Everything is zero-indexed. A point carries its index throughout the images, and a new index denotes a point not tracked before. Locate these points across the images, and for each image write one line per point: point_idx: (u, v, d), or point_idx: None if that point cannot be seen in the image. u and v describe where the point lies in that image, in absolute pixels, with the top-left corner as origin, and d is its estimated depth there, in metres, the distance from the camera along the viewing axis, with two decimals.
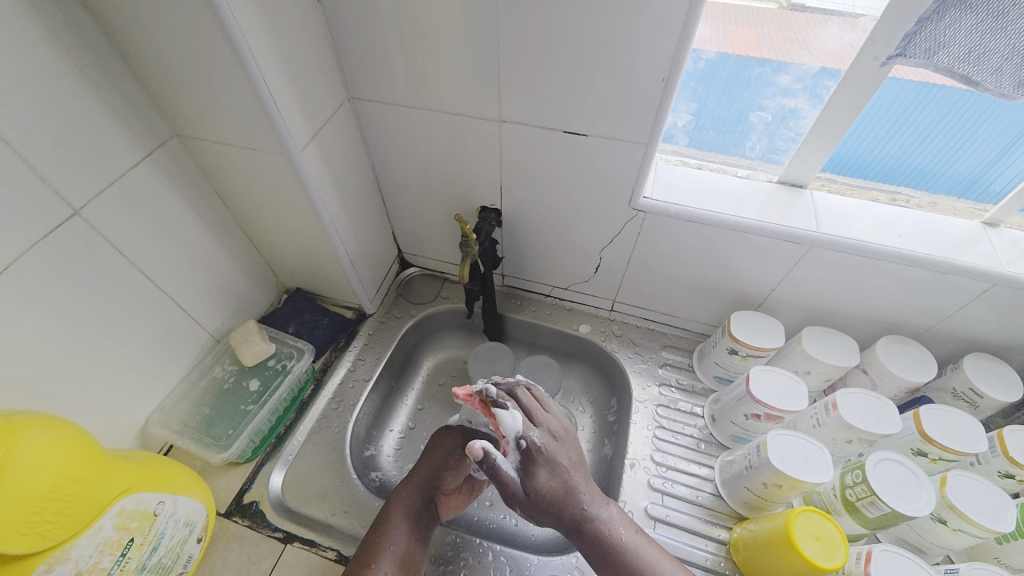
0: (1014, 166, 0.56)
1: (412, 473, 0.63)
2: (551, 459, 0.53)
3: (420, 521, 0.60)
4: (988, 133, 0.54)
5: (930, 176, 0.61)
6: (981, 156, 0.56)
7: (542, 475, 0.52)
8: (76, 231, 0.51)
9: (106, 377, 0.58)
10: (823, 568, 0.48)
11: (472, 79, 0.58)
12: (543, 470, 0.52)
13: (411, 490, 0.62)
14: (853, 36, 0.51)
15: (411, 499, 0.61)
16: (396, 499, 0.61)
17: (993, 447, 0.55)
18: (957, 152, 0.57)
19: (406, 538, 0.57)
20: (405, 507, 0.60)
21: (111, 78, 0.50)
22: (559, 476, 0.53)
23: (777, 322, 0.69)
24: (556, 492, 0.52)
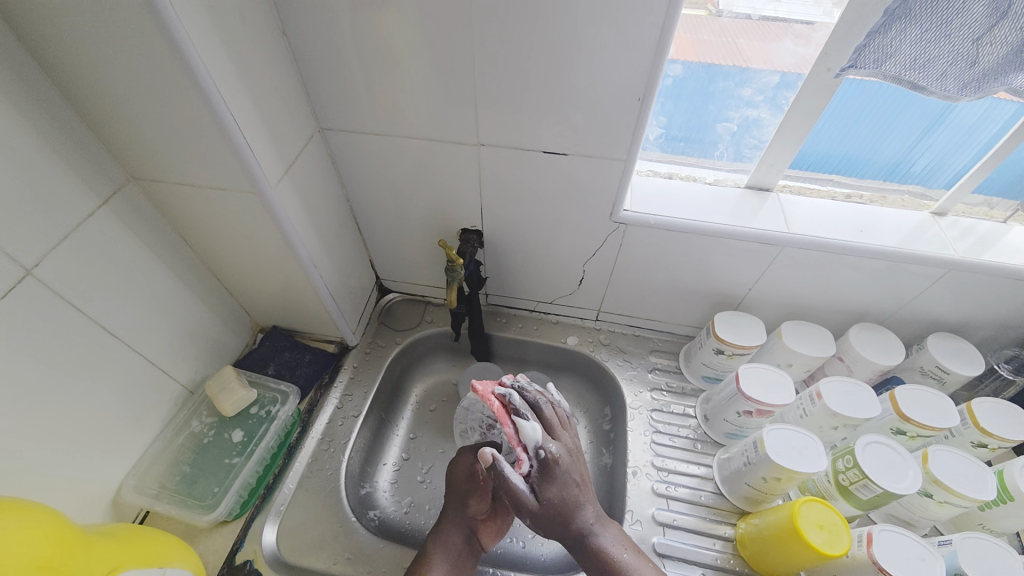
0: (933, 147, 0.61)
1: (447, 511, 0.63)
2: (564, 472, 0.56)
3: (459, 555, 0.59)
4: (910, 118, 0.59)
5: (858, 163, 0.66)
6: (904, 141, 0.62)
7: (551, 487, 0.55)
8: (30, 291, 0.46)
9: (71, 445, 0.53)
10: (829, 556, 0.50)
11: (448, 104, 0.57)
12: (552, 485, 0.55)
13: (448, 528, 0.61)
14: (808, 50, 0.54)
15: (448, 537, 0.60)
16: (433, 542, 0.60)
17: (964, 419, 0.61)
18: (883, 138, 0.61)
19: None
20: (443, 548, 0.59)
21: (61, 125, 0.47)
22: (568, 490, 0.56)
23: (756, 320, 0.72)
24: (565, 503, 0.55)
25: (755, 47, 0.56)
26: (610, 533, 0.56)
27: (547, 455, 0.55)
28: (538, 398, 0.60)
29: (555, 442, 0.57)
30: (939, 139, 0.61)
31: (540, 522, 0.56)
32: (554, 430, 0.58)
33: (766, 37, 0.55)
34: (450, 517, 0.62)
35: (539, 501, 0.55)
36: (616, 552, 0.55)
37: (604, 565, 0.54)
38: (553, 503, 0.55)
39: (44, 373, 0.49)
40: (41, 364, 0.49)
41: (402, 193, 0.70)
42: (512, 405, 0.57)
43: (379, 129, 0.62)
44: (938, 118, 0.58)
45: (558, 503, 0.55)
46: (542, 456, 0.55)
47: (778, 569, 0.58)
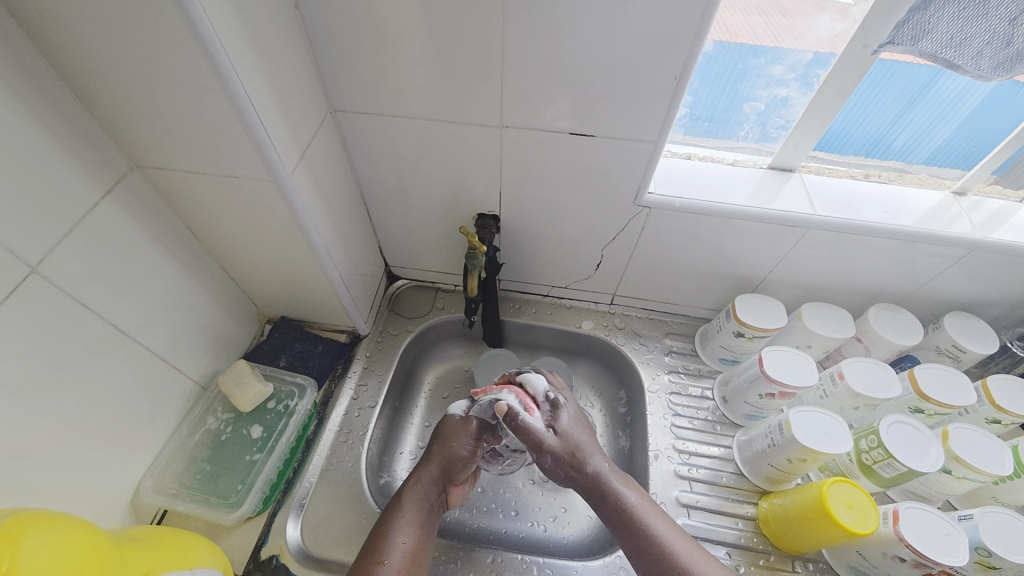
0: (913, 123, 0.61)
1: (426, 465, 0.61)
2: (573, 412, 0.60)
3: (430, 511, 0.58)
4: (888, 96, 0.58)
5: (839, 138, 0.65)
6: (884, 118, 0.61)
7: (566, 424, 0.58)
8: (36, 291, 0.43)
9: (85, 447, 0.51)
10: (860, 534, 0.52)
11: (470, 85, 0.55)
12: (565, 419, 0.58)
13: (426, 483, 0.59)
14: (844, 25, 0.52)
15: (426, 492, 0.59)
16: (408, 493, 0.58)
17: (980, 396, 0.62)
18: (862, 115, 0.61)
19: (416, 534, 0.55)
20: (417, 502, 0.57)
21: (59, 108, 0.43)
22: (582, 431, 0.58)
23: (776, 302, 0.72)
24: (580, 442, 0.57)
25: (743, 21, 0.55)
26: (624, 482, 0.56)
27: (555, 399, 0.59)
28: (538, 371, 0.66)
29: (558, 392, 0.61)
30: (920, 114, 0.59)
31: (559, 466, 0.56)
32: (554, 387, 0.63)
33: (771, 14, 0.55)
34: (429, 471, 0.60)
35: (559, 437, 0.56)
36: (632, 500, 0.54)
37: (619, 507, 0.54)
38: (567, 437, 0.57)
39: (56, 375, 0.47)
40: (52, 366, 0.46)
41: (417, 177, 0.67)
42: (515, 372, 0.63)
43: (395, 110, 0.59)
44: (919, 93, 0.57)
45: (572, 439, 0.57)
46: (550, 400, 0.59)
47: (801, 546, 0.59)
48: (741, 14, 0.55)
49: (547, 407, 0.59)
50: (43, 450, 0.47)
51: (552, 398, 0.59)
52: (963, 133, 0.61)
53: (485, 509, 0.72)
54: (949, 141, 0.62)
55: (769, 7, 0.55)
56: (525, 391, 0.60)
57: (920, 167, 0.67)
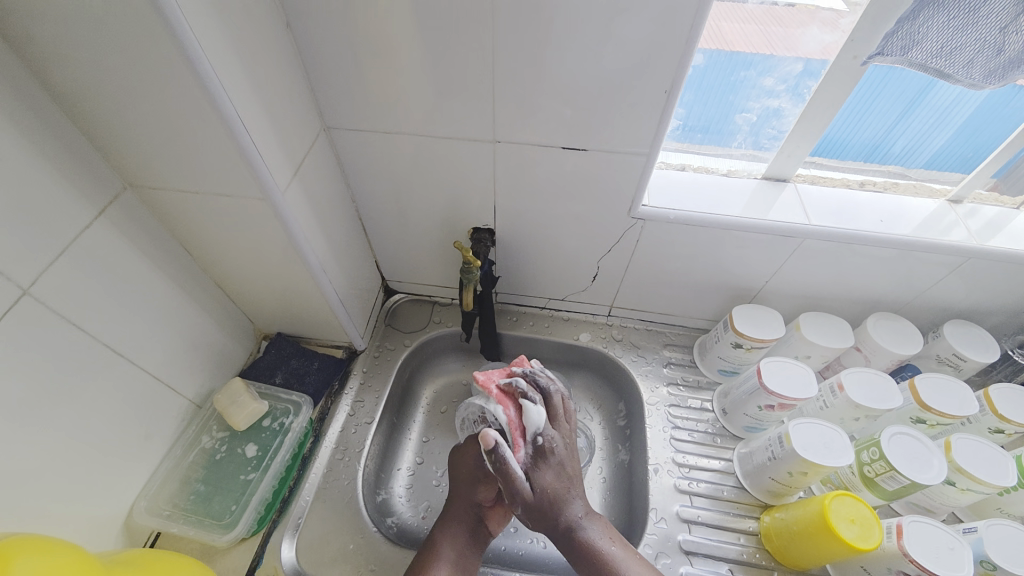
0: (910, 129, 0.61)
1: (455, 501, 0.61)
2: (560, 461, 0.57)
3: (466, 545, 0.58)
4: (884, 103, 0.59)
5: (838, 144, 0.65)
6: (880, 125, 0.61)
7: (547, 475, 0.56)
8: (27, 313, 0.43)
9: (78, 468, 0.51)
10: (863, 550, 0.51)
11: (462, 101, 0.55)
12: (546, 472, 0.56)
13: (458, 518, 0.60)
14: (833, 37, 0.53)
15: (459, 528, 0.59)
16: (443, 531, 0.59)
17: (983, 406, 0.62)
18: (859, 121, 0.61)
19: (452, 569, 0.56)
20: (450, 541, 0.58)
21: (53, 131, 0.44)
22: (561, 483, 0.57)
23: (773, 312, 0.72)
24: (557, 495, 0.56)
25: (739, 30, 0.55)
26: (596, 525, 0.57)
27: (545, 444, 0.56)
28: (549, 385, 0.60)
29: (553, 432, 0.58)
30: (916, 121, 0.60)
31: (529, 513, 0.56)
32: (554, 420, 0.59)
33: (767, 23, 0.54)
34: (457, 507, 0.61)
35: (534, 490, 0.55)
36: (602, 543, 0.55)
37: (588, 553, 0.55)
38: (544, 492, 0.56)
39: (48, 397, 0.46)
40: (44, 387, 0.46)
41: (411, 192, 0.68)
42: (518, 390, 0.58)
43: (388, 127, 0.59)
44: (914, 100, 0.57)
45: (551, 493, 0.56)
46: (539, 445, 0.56)
47: (804, 561, 0.58)
48: (738, 23, 0.54)
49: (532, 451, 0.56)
50: (35, 471, 0.46)
51: (540, 443, 0.56)
52: (960, 139, 0.61)
53: None
54: (946, 146, 0.62)
55: (766, 16, 0.54)
56: (520, 423, 0.57)
57: (918, 172, 0.67)
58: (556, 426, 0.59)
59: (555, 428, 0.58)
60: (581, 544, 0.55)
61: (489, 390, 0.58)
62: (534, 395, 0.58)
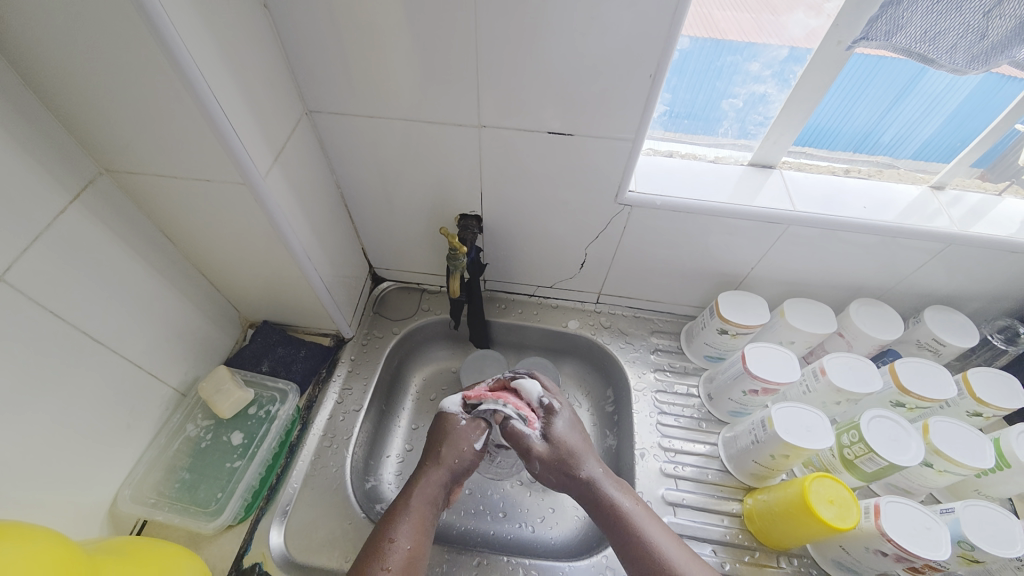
0: (902, 117, 0.61)
1: (429, 466, 0.59)
2: (567, 418, 0.62)
3: (434, 510, 0.57)
4: (876, 90, 0.58)
5: (829, 133, 0.65)
6: (872, 112, 0.61)
7: (559, 431, 0.60)
8: (3, 300, 0.43)
9: (60, 458, 0.50)
10: (841, 529, 0.52)
11: (445, 86, 0.54)
12: (558, 425, 0.61)
13: (431, 485, 0.58)
14: (818, 22, 0.53)
15: (432, 494, 0.57)
16: (413, 494, 0.57)
17: (961, 390, 0.63)
18: (850, 109, 0.61)
19: (418, 536, 0.54)
20: (423, 504, 0.56)
21: (24, 114, 0.42)
22: (575, 437, 0.61)
23: (758, 298, 0.73)
24: (576, 448, 0.59)
25: (732, 18, 0.54)
26: (615, 485, 0.58)
27: (549, 405, 0.62)
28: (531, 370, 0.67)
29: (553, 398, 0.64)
30: (907, 109, 0.60)
31: (549, 470, 0.59)
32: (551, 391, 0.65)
33: (759, 10, 0.54)
34: (434, 473, 0.59)
35: (549, 444, 0.59)
36: (622, 501, 0.56)
37: (608, 508, 0.56)
38: (559, 444, 0.59)
39: (26, 387, 0.46)
40: (20, 376, 0.45)
41: (397, 179, 0.67)
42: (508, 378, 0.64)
43: (371, 111, 0.58)
44: (906, 88, 0.57)
45: (564, 445, 0.59)
46: (544, 405, 0.62)
47: (786, 541, 0.60)
48: (730, 11, 0.54)
49: (542, 412, 0.62)
50: (14, 461, 0.46)
51: (547, 403, 0.62)
52: (950, 127, 0.61)
53: (473, 511, 0.72)
54: (935, 135, 0.63)
55: (756, 2, 0.54)
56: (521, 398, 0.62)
57: (907, 162, 0.67)
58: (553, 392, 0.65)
59: (552, 394, 0.64)
60: (601, 498, 0.56)
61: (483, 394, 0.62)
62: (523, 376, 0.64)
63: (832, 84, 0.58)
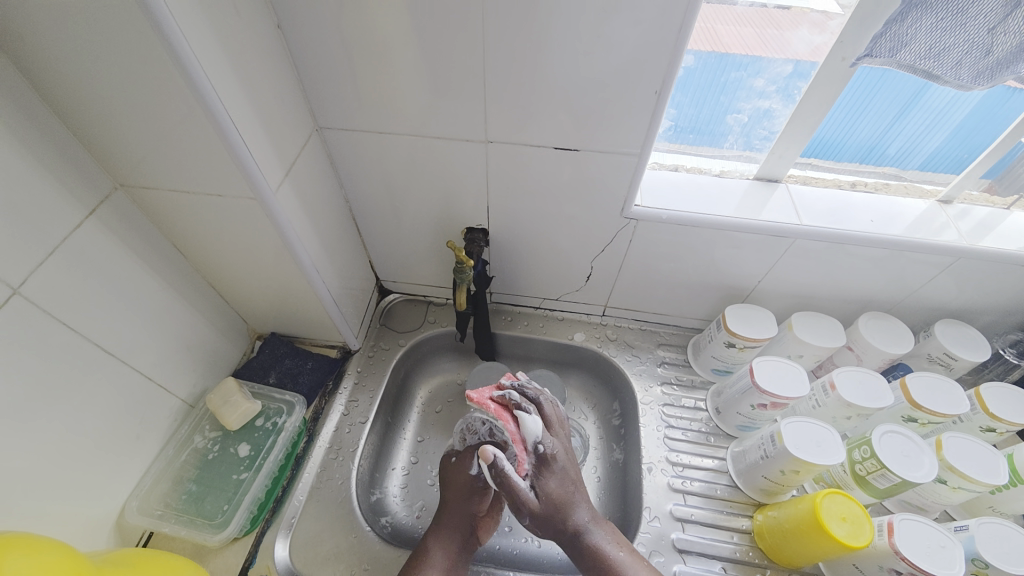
0: (907, 130, 0.61)
1: (447, 509, 0.61)
2: (562, 467, 0.58)
3: (457, 554, 0.58)
4: (880, 104, 0.59)
5: (834, 146, 0.65)
6: (876, 126, 0.61)
7: (551, 482, 0.56)
8: (18, 312, 0.43)
9: (69, 468, 0.51)
10: (854, 547, 0.51)
11: (452, 102, 0.55)
12: (550, 479, 0.57)
13: (450, 529, 0.59)
14: (822, 38, 0.53)
15: (457, 529, 0.59)
16: (435, 538, 0.59)
17: (974, 404, 0.62)
18: (855, 122, 0.61)
19: (447, 569, 0.56)
20: (443, 547, 0.58)
21: (44, 131, 0.44)
22: (564, 489, 0.57)
23: (765, 311, 0.72)
24: (562, 500, 0.56)
25: (734, 32, 0.55)
26: (603, 529, 0.57)
27: (546, 452, 0.57)
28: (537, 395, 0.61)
29: (552, 439, 0.58)
30: (912, 122, 0.60)
31: (540, 523, 0.56)
32: (552, 428, 0.59)
33: (763, 25, 0.55)
34: (451, 515, 0.60)
35: (539, 499, 0.56)
36: (609, 548, 0.55)
37: (592, 555, 0.55)
38: (549, 498, 0.56)
39: (38, 397, 0.46)
40: (33, 386, 0.46)
41: (405, 193, 0.68)
42: (512, 403, 0.58)
43: (379, 127, 0.59)
44: (910, 102, 0.58)
45: (555, 499, 0.56)
46: (540, 452, 0.57)
47: (797, 560, 0.59)
48: (734, 26, 0.55)
49: (536, 458, 0.57)
50: (25, 471, 0.46)
51: (542, 450, 0.57)
52: (955, 140, 0.61)
53: None
54: (941, 148, 0.63)
55: (761, 18, 0.55)
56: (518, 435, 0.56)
57: (913, 174, 0.67)
58: (554, 433, 0.59)
59: (553, 436, 0.58)
60: (587, 548, 0.55)
61: (487, 404, 0.57)
62: (528, 407, 0.58)
63: (836, 98, 0.58)
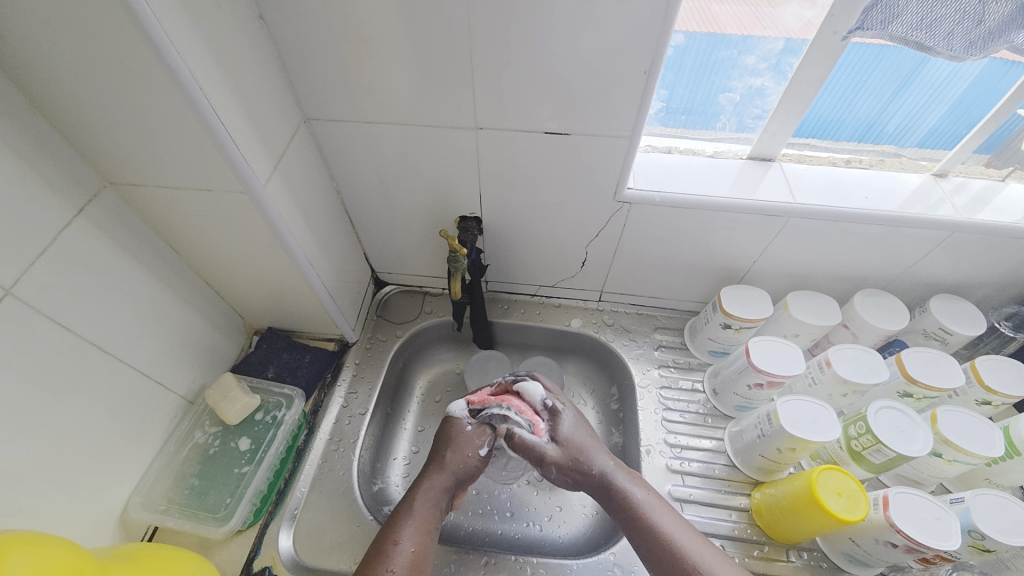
0: (904, 107, 0.60)
1: (434, 467, 0.60)
2: (572, 417, 0.62)
3: (438, 514, 0.57)
4: (877, 81, 0.58)
5: (833, 124, 0.65)
6: (875, 103, 0.61)
7: (569, 430, 0.60)
8: (10, 312, 0.43)
9: (71, 466, 0.51)
10: (850, 521, 0.52)
11: (440, 88, 0.55)
12: (564, 423, 0.61)
13: (436, 490, 0.58)
14: (813, 13, 0.52)
15: (435, 497, 0.57)
16: (420, 496, 0.57)
17: (969, 378, 0.62)
18: (852, 100, 0.61)
19: (421, 538, 0.54)
20: (428, 506, 0.56)
21: (27, 129, 0.43)
22: (582, 434, 0.61)
23: (761, 292, 0.72)
24: (583, 444, 0.60)
25: (730, 11, 0.54)
26: (627, 477, 0.58)
27: (554, 405, 0.62)
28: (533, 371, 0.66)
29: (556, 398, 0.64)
30: (910, 98, 0.59)
31: (565, 474, 0.59)
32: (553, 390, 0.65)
33: (757, 3, 0.54)
34: (440, 476, 0.59)
35: (559, 446, 0.59)
36: (634, 493, 0.56)
37: (622, 500, 0.56)
38: (568, 445, 0.59)
39: (36, 397, 0.47)
40: (30, 386, 0.46)
41: (396, 183, 0.67)
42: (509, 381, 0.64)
43: (368, 116, 0.59)
44: (909, 77, 0.57)
45: (573, 445, 0.59)
46: (548, 406, 0.62)
47: (795, 535, 0.59)
48: (729, 4, 0.54)
49: (546, 414, 0.61)
50: (27, 470, 0.47)
51: (550, 405, 0.62)
52: (953, 115, 0.61)
53: (481, 511, 0.72)
54: (940, 123, 0.62)
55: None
56: (524, 400, 0.62)
57: (910, 151, 0.67)
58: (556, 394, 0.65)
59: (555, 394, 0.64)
60: (614, 489, 0.57)
61: (488, 399, 0.63)
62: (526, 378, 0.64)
63: (832, 76, 0.58)
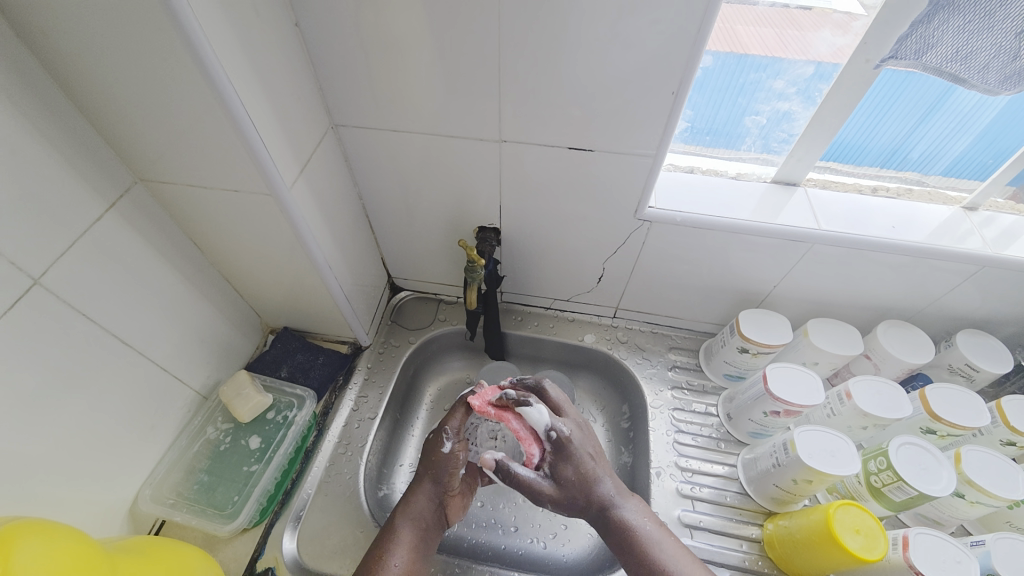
0: (929, 134, 0.59)
1: (420, 483, 0.59)
2: (577, 453, 0.55)
3: (427, 528, 0.57)
4: (902, 107, 0.57)
5: (856, 149, 0.64)
6: (899, 129, 0.60)
7: (566, 468, 0.55)
8: (39, 302, 0.44)
9: (84, 456, 0.52)
10: (868, 560, 0.50)
11: (465, 101, 0.55)
12: (566, 465, 0.55)
13: (422, 501, 0.58)
14: (845, 40, 0.52)
15: (418, 511, 0.57)
16: (402, 515, 0.56)
17: (995, 418, 0.60)
18: (877, 125, 0.60)
19: (409, 556, 0.54)
20: (413, 522, 0.56)
21: (66, 126, 0.45)
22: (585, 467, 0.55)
23: (780, 317, 0.71)
24: (580, 478, 0.54)
25: (755, 33, 0.54)
26: (631, 506, 0.55)
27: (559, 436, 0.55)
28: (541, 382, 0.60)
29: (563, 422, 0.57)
30: (935, 125, 0.58)
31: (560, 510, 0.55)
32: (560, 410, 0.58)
33: (784, 26, 0.53)
34: (423, 488, 0.58)
35: (556, 486, 0.54)
36: (643, 526, 0.54)
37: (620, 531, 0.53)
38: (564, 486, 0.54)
39: (57, 386, 0.47)
40: (51, 375, 0.47)
41: (417, 191, 0.68)
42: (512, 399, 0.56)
43: (394, 125, 0.59)
44: (934, 105, 0.56)
45: (572, 483, 0.54)
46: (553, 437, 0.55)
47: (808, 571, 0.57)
48: (755, 26, 0.54)
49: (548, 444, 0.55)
50: (43, 459, 0.47)
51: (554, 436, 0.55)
52: (981, 144, 0.59)
53: (484, 524, 0.71)
54: (966, 152, 0.61)
55: (782, 19, 0.53)
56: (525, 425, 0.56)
57: (936, 178, 0.66)
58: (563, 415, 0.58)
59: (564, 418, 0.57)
60: (616, 522, 0.54)
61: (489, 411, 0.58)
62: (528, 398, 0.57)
63: (859, 102, 0.57)
